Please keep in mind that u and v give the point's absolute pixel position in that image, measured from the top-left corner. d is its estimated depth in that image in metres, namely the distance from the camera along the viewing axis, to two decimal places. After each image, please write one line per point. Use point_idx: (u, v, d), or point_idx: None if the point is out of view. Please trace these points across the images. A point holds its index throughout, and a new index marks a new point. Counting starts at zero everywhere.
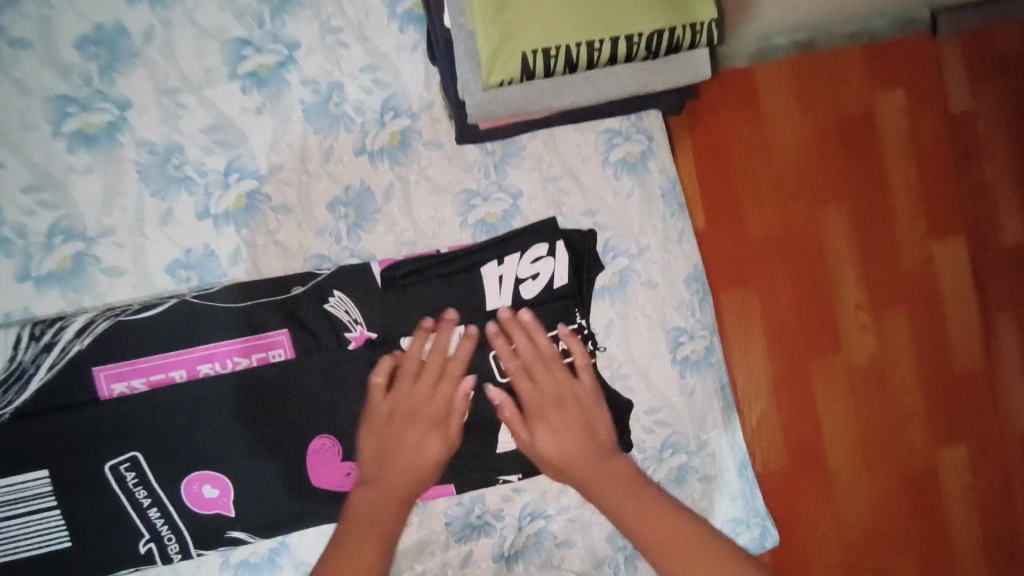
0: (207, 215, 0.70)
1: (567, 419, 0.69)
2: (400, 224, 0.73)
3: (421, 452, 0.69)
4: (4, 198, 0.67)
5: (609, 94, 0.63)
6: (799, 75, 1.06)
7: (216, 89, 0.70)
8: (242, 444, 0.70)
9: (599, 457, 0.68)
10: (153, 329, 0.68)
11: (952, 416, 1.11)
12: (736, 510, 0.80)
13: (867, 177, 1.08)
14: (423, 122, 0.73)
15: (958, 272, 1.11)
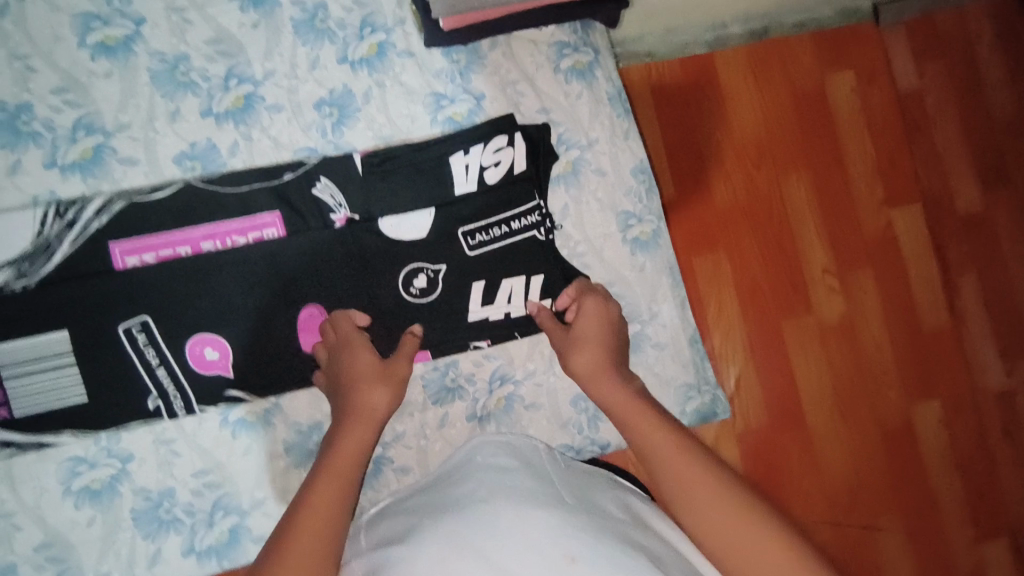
0: (210, 114, 0.81)
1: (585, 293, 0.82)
2: (378, 122, 0.84)
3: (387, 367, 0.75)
4: (35, 98, 0.77)
5: None
6: (755, 60, 1.22)
7: (218, 7, 0.81)
8: (241, 311, 0.79)
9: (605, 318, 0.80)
10: (164, 209, 0.79)
11: (917, 358, 1.25)
12: (687, 377, 0.88)
13: (824, 150, 1.24)
14: (397, 35, 0.85)
15: (915, 230, 1.26)
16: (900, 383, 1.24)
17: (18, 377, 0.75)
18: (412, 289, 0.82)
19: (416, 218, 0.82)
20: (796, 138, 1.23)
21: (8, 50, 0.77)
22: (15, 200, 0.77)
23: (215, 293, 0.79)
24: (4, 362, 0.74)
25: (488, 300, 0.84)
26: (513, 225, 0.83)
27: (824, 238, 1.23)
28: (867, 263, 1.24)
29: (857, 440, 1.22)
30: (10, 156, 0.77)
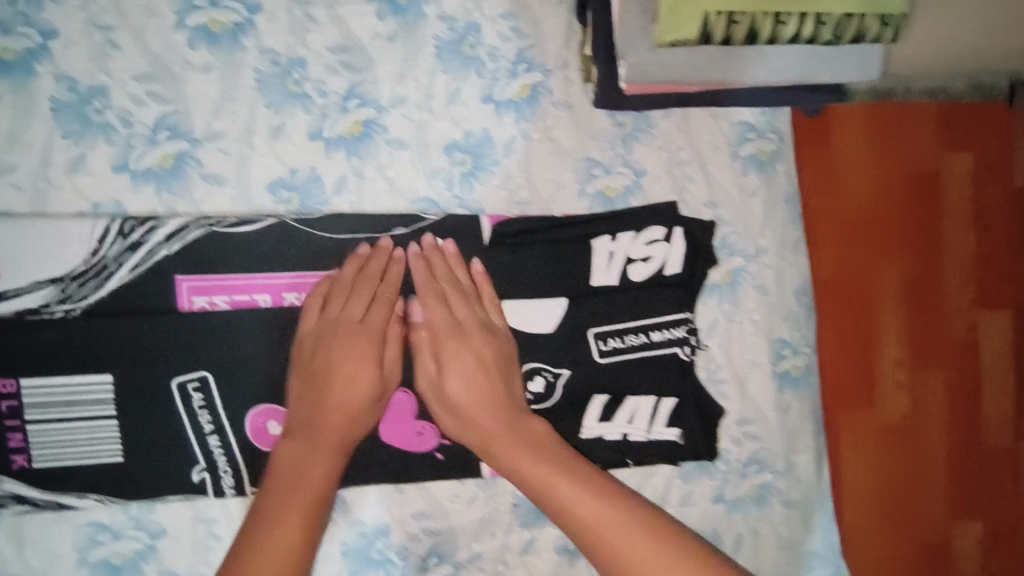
0: (320, 137, 0.66)
1: (456, 353, 0.64)
2: (515, 181, 0.69)
3: (353, 381, 0.63)
4: (114, 82, 0.61)
5: (770, 79, 0.60)
6: (884, 118, 0.86)
7: (351, 8, 0.65)
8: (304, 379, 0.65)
9: (511, 416, 0.63)
10: (241, 249, 0.64)
11: (979, 490, 0.90)
12: (812, 543, 0.74)
13: (906, 229, 0.88)
14: (556, 80, 0.69)
15: (999, 342, 0.91)
16: (946, 506, 0.89)
17: (45, 420, 0.62)
18: (525, 393, 0.68)
19: (544, 309, 0.69)
20: (887, 203, 0.87)
21: (89, 17, 0.61)
22: (72, 205, 0.62)
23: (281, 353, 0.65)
24: (37, 403, 0.61)
25: (606, 417, 0.70)
26: (651, 336, 0.69)
27: (873, 337, 0.87)
28: (936, 378, 0.89)
29: (893, 561, 0.87)
30: (73, 149, 0.61)
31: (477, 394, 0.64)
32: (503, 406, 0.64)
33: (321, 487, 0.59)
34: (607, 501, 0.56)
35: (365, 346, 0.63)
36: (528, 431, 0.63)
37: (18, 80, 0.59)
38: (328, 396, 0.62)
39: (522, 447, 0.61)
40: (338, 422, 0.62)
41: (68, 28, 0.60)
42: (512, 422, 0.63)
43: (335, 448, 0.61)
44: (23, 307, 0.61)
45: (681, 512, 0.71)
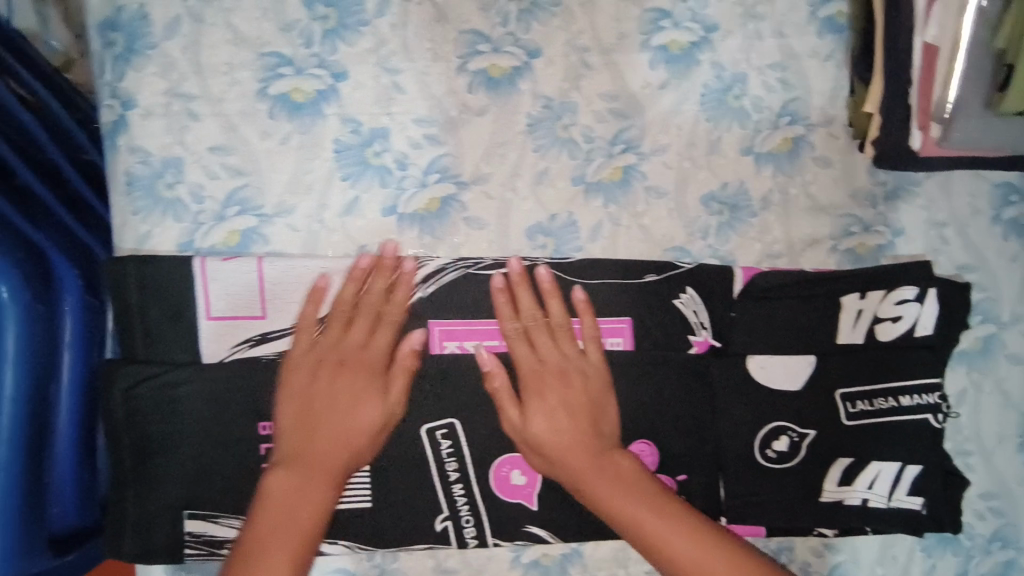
0: (582, 182, 0.63)
1: (565, 397, 0.59)
2: (772, 234, 0.66)
3: (353, 417, 0.57)
4: (394, 124, 0.61)
5: None
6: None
7: (626, 55, 0.63)
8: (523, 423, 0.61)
9: (600, 454, 0.59)
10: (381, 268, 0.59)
11: None
12: None
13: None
14: (818, 135, 0.66)
15: None
16: None
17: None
18: (768, 453, 0.66)
19: (792, 366, 0.65)
20: None
21: (378, 59, 0.60)
22: (338, 246, 0.61)
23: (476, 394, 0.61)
24: None
25: (845, 481, 0.66)
26: (901, 400, 0.66)
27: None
28: None
29: None
30: (349, 190, 0.60)
31: (574, 437, 0.59)
32: (590, 442, 0.59)
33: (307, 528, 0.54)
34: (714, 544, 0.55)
35: (350, 372, 0.58)
36: (616, 470, 0.59)
37: (305, 123, 0.59)
38: (320, 431, 0.57)
39: (628, 500, 0.57)
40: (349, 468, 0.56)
41: (357, 71, 0.60)
42: (597, 458, 0.59)
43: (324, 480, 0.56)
44: (279, 350, 0.60)
45: None
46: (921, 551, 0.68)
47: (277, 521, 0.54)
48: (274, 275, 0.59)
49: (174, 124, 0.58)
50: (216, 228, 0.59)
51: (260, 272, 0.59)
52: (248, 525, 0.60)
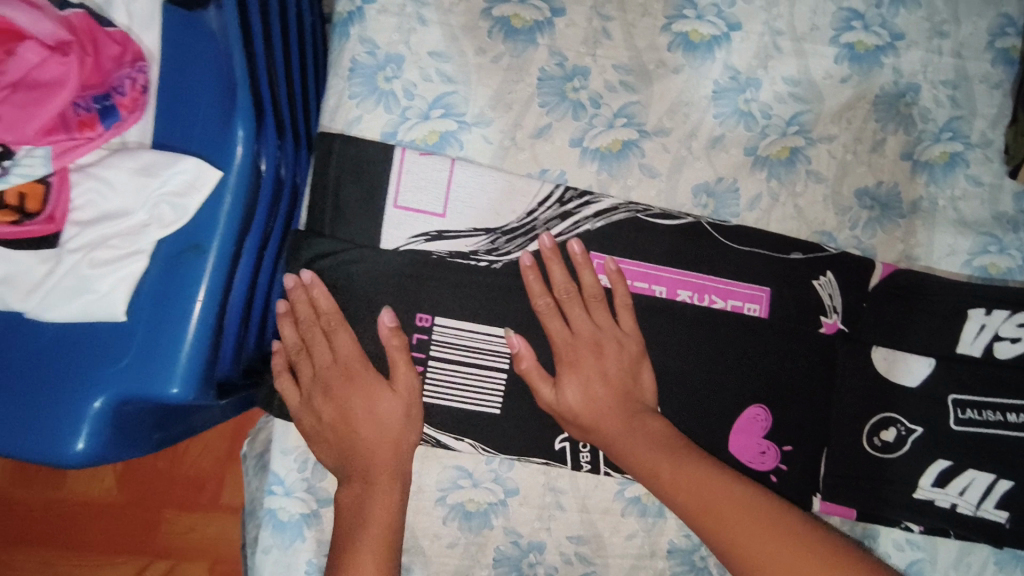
0: (753, 153, 0.68)
1: (613, 357, 0.62)
2: (915, 238, 0.70)
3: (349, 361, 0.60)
4: (596, 67, 0.65)
5: None
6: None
7: (817, 46, 0.67)
8: (637, 372, 0.63)
9: (632, 413, 0.61)
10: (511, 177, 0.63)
11: None
12: None
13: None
14: (975, 155, 0.70)
15: None
16: None
17: (443, 357, 0.63)
18: (875, 441, 0.69)
19: (912, 364, 0.69)
20: None
21: (593, 5, 0.65)
22: (522, 166, 0.65)
23: (600, 328, 0.63)
24: (439, 340, 0.63)
25: (939, 483, 0.70)
26: (1008, 417, 0.69)
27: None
28: None
29: None
30: (543, 117, 0.65)
31: (603, 402, 0.61)
32: (626, 406, 0.62)
33: (387, 536, 0.56)
34: (730, 486, 0.55)
35: (368, 386, 0.59)
36: (646, 428, 0.60)
37: (518, 47, 0.64)
38: (355, 432, 0.59)
39: (654, 450, 0.58)
40: (387, 478, 0.59)
41: (572, 11, 0.65)
42: (631, 419, 0.61)
43: (391, 487, 0.59)
44: (450, 252, 0.63)
45: None
46: (995, 563, 0.73)
47: (371, 534, 0.56)
48: (459, 178, 0.63)
49: (404, 25, 0.63)
50: (419, 124, 0.63)
51: (449, 175, 0.63)
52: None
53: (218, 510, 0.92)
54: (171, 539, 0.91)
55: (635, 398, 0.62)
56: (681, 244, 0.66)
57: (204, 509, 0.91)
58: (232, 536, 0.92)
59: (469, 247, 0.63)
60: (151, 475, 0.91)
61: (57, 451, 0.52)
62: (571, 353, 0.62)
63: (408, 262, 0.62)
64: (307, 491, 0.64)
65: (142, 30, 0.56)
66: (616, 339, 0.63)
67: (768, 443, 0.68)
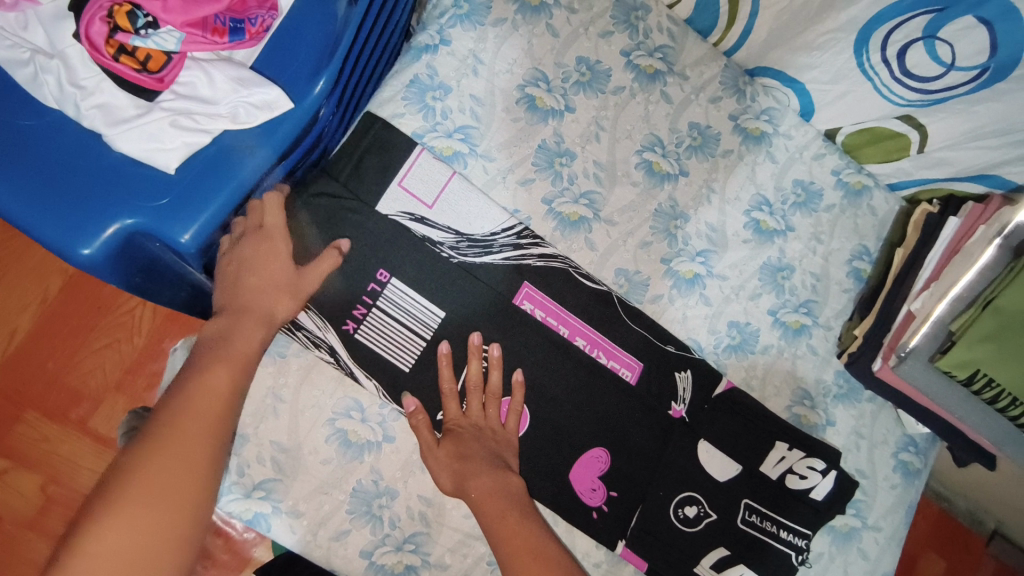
0: (667, 263, 0.90)
1: (474, 444, 0.76)
2: (756, 371, 0.92)
3: (269, 263, 0.71)
4: (581, 156, 0.88)
5: (981, 430, 0.85)
6: (929, 536, 1.25)
7: (734, 211, 0.93)
8: (499, 448, 0.78)
9: (497, 471, 0.75)
10: (490, 204, 0.83)
11: None
12: None
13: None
14: (818, 331, 0.94)
15: None
16: None
17: (382, 307, 0.79)
18: (679, 513, 0.86)
19: (724, 463, 0.88)
20: None
21: (596, 117, 0.89)
22: (503, 200, 0.85)
23: (484, 423, 0.79)
24: (385, 296, 0.79)
25: (716, 567, 0.86)
26: (781, 532, 0.87)
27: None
28: None
29: None
30: (531, 173, 0.86)
31: (473, 455, 0.75)
32: (492, 457, 0.76)
33: (244, 360, 0.66)
34: (537, 531, 0.71)
35: (276, 248, 0.71)
36: (503, 482, 0.74)
37: (534, 120, 0.87)
38: (256, 273, 0.70)
39: (502, 501, 0.72)
40: (255, 321, 0.69)
41: (579, 112, 0.89)
42: (493, 469, 0.75)
43: (258, 326, 0.69)
44: (422, 236, 0.80)
45: None
46: None
47: (234, 347, 0.66)
48: (453, 186, 0.81)
49: (461, 70, 0.85)
50: (442, 138, 0.83)
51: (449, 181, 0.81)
52: (326, 325, 0.77)
53: (81, 430, 1.06)
54: (24, 442, 1.05)
55: (501, 456, 0.77)
56: (592, 304, 0.85)
57: (69, 424, 1.06)
58: (80, 456, 1.06)
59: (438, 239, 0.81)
60: (42, 377, 1.07)
61: (69, 250, 0.64)
62: (461, 423, 0.77)
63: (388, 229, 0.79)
64: None
65: None
66: (488, 433, 0.78)
67: (600, 482, 0.84)
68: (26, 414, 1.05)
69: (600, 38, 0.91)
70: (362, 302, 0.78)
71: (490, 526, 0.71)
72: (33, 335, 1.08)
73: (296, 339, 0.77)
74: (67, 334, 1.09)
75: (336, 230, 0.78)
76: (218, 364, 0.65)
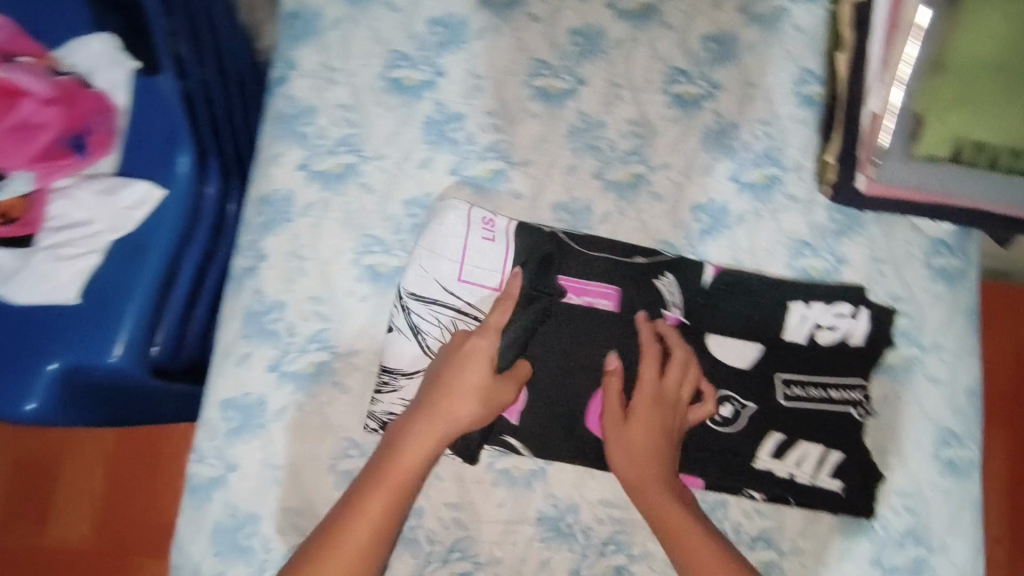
0: (601, 178, 0.84)
1: (650, 421, 0.75)
2: (740, 245, 0.85)
3: (446, 390, 0.72)
4: (470, 113, 0.84)
5: (999, 202, 0.74)
6: None
7: (650, 96, 0.86)
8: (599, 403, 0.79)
9: (660, 456, 0.75)
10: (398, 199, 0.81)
11: None
12: None
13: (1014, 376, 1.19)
14: (790, 177, 0.86)
15: None
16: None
17: None
18: (715, 416, 0.80)
19: (742, 350, 0.81)
20: None
21: (469, 67, 0.84)
22: (412, 191, 0.82)
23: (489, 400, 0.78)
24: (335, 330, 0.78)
25: (777, 455, 0.80)
26: (831, 394, 0.81)
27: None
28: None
29: None
30: (427, 152, 0.82)
31: (644, 445, 0.75)
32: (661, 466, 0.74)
33: (400, 487, 0.68)
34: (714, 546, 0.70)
35: (466, 372, 0.72)
36: (681, 496, 0.74)
37: (408, 99, 0.83)
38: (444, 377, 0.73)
39: (687, 517, 0.72)
40: (428, 429, 0.71)
41: (451, 70, 0.84)
42: (661, 465, 0.74)
43: (432, 438, 0.70)
44: (444, 287, 0.78)
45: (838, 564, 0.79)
46: (840, 533, 0.80)
47: (401, 476, 0.68)
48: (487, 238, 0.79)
49: (318, 84, 0.81)
50: (327, 157, 0.80)
51: (501, 246, 0.80)
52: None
53: None
54: None
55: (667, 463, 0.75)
56: (534, 250, 0.80)
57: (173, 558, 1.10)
58: None
59: (445, 276, 0.78)
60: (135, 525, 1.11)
61: (14, 410, 0.67)
62: (638, 401, 0.76)
63: (450, 313, 0.78)
64: (217, 457, 0.75)
65: (117, 92, 0.75)
66: (657, 400, 0.76)
67: None
68: (135, 562, 1.10)
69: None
70: (410, 362, 0.77)
71: (667, 539, 0.71)
72: (112, 492, 1.12)
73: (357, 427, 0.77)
74: (140, 477, 1.12)
75: (277, 291, 0.78)
76: (383, 493, 0.67)
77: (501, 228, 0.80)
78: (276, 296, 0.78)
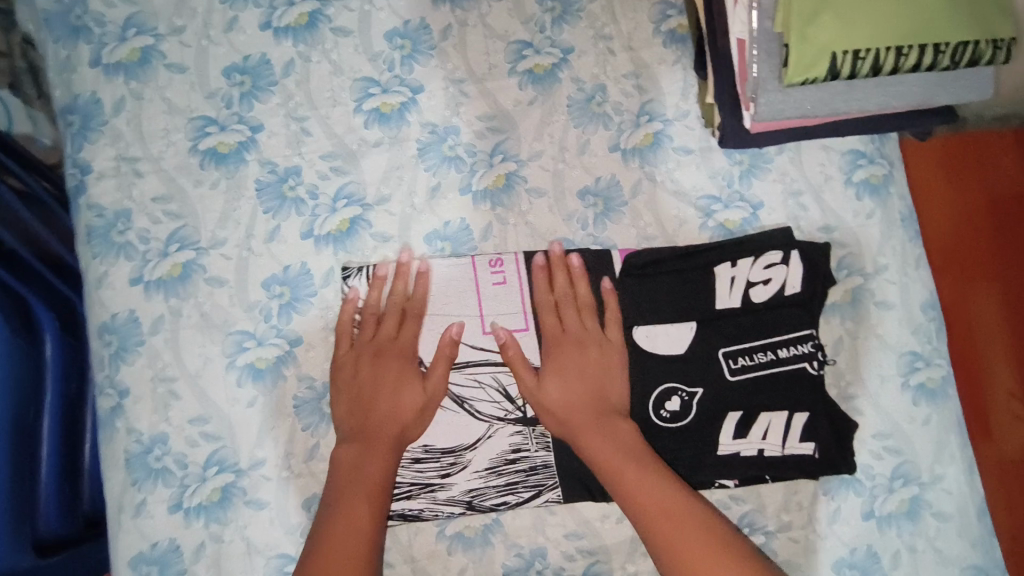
0: (469, 191, 0.75)
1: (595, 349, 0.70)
2: (644, 220, 0.75)
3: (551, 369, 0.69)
4: (305, 162, 0.74)
5: (898, 103, 0.64)
6: None
7: (497, 83, 0.76)
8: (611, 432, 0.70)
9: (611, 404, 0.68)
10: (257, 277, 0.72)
11: None
12: (975, 558, 0.72)
13: None
14: (676, 128, 0.76)
15: None
16: None
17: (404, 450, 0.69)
18: (662, 412, 0.70)
19: (675, 330, 0.71)
20: None
21: (287, 111, 0.75)
22: (267, 267, 0.72)
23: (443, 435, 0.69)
24: (225, 444, 0.69)
25: (740, 434, 0.70)
26: (779, 353, 0.70)
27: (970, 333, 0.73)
28: None
29: None
30: (271, 221, 0.73)
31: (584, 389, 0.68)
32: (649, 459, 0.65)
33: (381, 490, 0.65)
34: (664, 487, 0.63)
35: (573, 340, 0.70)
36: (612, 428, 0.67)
37: (231, 168, 0.73)
38: (372, 408, 0.68)
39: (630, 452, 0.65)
40: (386, 439, 0.67)
41: (270, 123, 0.74)
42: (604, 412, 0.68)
43: (388, 452, 0.67)
44: (470, 347, 0.71)
45: (833, 529, 0.72)
46: (824, 495, 0.72)
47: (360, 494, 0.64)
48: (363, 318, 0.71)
49: (122, 183, 0.73)
50: (161, 262, 0.72)
51: (513, 285, 0.72)
52: (496, 468, 0.69)
53: None
54: None
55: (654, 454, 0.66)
56: (445, 285, 0.71)
57: None
58: None
59: (469, 335, 0.71)
60: None
61: None
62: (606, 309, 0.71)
63: (482, 372, 0.70)
64: None
65: None
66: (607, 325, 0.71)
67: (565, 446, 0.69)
68: None
69: (230, 32, 0.75)
70: (464, 433, 0.69)
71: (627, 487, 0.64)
72: None
73: (397, 521, 0.69)
74: None
75: (153, 419, 0.69)
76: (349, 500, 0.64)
77: (513, 267, 0.72)
78: (153, 430, 0.69)
